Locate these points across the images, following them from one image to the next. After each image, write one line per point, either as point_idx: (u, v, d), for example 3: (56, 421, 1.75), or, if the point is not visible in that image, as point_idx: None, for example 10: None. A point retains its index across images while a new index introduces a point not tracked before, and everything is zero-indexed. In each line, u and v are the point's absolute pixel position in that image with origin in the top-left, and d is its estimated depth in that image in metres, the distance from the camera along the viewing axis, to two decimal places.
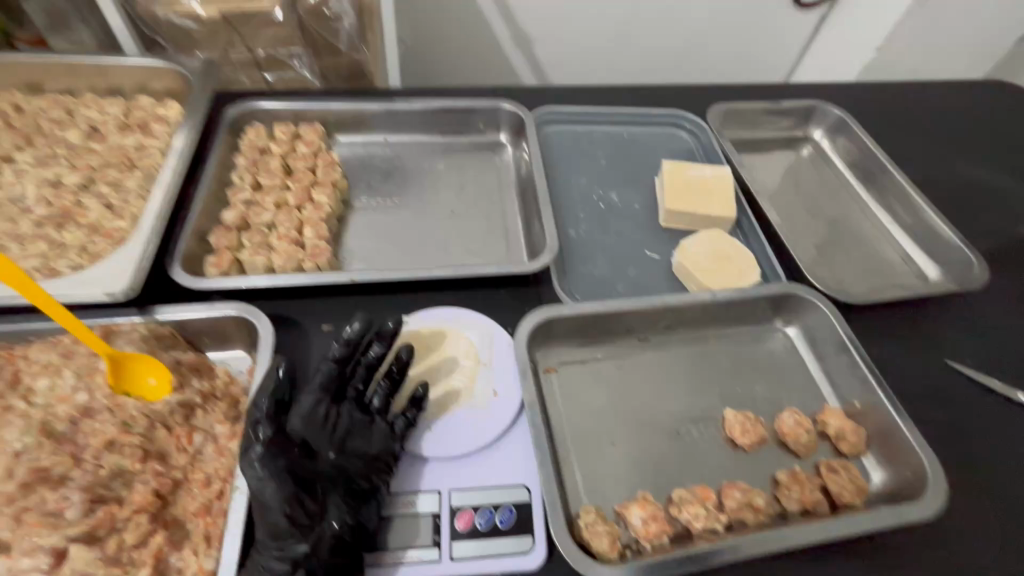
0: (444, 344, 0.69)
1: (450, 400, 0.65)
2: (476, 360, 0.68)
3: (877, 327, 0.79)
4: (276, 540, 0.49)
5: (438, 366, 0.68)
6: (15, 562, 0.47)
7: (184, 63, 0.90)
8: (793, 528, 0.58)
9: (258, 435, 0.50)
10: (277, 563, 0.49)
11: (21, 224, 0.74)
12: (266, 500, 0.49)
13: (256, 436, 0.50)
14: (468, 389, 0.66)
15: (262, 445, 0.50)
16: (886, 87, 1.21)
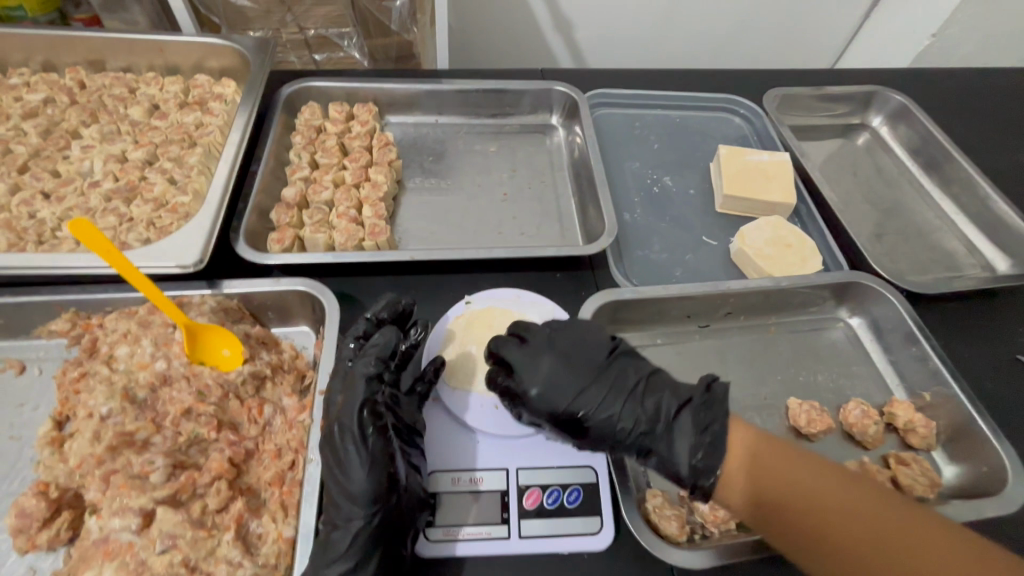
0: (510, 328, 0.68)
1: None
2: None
3: (946, 318, 0.76)
4: (354, 505, 0.49)
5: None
6: (106, 520, 0.48)
7: (240, 40, 0.90)
8: None
9: (363, 394, 0.54)
10: (355, 530, 0.48)
11: (91, 197, 0.75)
12: (352, 461, 0.51)
13: (361, 396, 0.54)
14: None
15: (368, 403, 0.54)
16: (948, 73, 1.16)
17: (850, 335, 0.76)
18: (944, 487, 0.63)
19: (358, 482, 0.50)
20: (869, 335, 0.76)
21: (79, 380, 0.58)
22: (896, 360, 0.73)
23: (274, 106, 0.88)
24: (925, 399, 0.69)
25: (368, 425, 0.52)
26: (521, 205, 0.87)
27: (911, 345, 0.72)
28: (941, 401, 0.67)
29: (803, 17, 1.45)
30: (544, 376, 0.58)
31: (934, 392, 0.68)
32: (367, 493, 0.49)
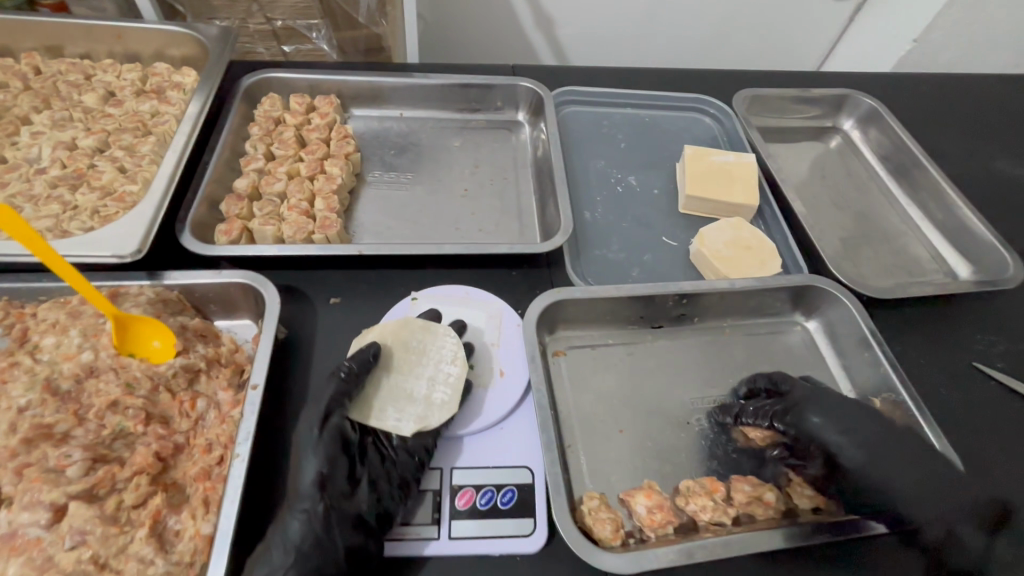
0: (428, 346, 0.62)
1: (432, 415, 0.57)
2: (465, 368, 0.61)
3: (903, 324, 0.76)
4: (302, 501, 0.49)
5: (419, 373, 0.60)
6: (15, 515, 0.47)
7: (202, 30, 0.89)
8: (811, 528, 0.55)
9: (331, 393, 0.55)
10: (298, 526, 0.48)
11: (35, 184, 0.74)
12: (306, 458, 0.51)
13: (329, 396, 0.55)
14: (454, 402, 0.58)
15: (327, 401, 0.54)
16: (923, 79, 1.15)
17: (817, 424, 0.58)
18: None
19: (303, 478, 0.50)
20: (835, 420, 0.58)
21: (4, 371, 0.55)
22: (871, 454, 0.56)
23: (232, 96, 0.86)
24: (903, 491, 0.55)
25: (327, 428, 0.53)
26: (481, 201, 0.85)
27: (884, 430, 0.57)
28: (922, 491, 0.55)
29: (785, 18, 1.44)
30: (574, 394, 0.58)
31: (918, 484, 0.55)
32: (309, 489, 0.50)
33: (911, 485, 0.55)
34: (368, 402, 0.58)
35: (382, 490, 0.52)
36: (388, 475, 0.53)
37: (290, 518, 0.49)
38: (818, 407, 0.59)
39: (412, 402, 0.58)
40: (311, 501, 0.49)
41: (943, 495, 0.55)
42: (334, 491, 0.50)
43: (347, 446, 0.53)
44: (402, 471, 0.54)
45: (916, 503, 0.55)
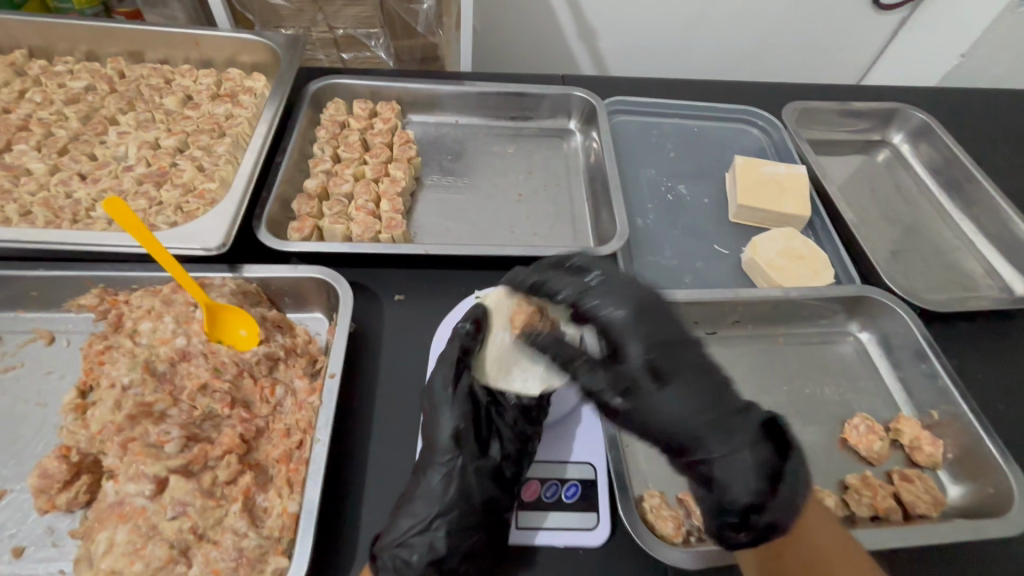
0: None
1: (556, 376, 0.57)
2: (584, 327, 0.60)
3: (960, 338, 0.76)
4: (441, 457, 0.53)
5: None
6: (122, 485, 0.51)
7: (272, 37, 0.93)
8: (882, 533, 0.56)
9: (457, 353, 0.57)
10: (438, 480, 0.52)
11: (124, 180, 0.79)
12: (441, 416, 0.54)
13: (455, 356, 0.57)
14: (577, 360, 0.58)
15: (456, 359, 0.57)
16: (974, 95, 1.15)
17: (623, 320, 0.48)
18: (949, 507, 0.62)
19: (442, 433, 0.53)
20: (640, 322, 0.47)
21: (102, 353, 0.61)
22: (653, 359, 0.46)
23: (301, 100, 0.90)
24: (672, 401, 0.46)
25: (462, 384, 0.56)
26: (535, 206, 0.88)
27: (692, 348, 0.48)
28: (691, 410, 0.46)
29: (830, 31, 1.44)
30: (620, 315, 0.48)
31: (696, 402, 0.46)
32: (454, 442, 0.53)
33: (682, 404, 0.46)
34: (495, 363, 0.59)
35: (512, 445, 0.56)
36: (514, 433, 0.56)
37: (433, 472, 0.52)
38: (634, 329, 0.47)
39: (537, 360, 0.58)
40: (450, 457, 0.53)
41: (715, 421, 0.46)
42: (471, 446, 0.53)
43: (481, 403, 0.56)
44: (524, 429, 0.57)
45: (681, 421, 0.46)
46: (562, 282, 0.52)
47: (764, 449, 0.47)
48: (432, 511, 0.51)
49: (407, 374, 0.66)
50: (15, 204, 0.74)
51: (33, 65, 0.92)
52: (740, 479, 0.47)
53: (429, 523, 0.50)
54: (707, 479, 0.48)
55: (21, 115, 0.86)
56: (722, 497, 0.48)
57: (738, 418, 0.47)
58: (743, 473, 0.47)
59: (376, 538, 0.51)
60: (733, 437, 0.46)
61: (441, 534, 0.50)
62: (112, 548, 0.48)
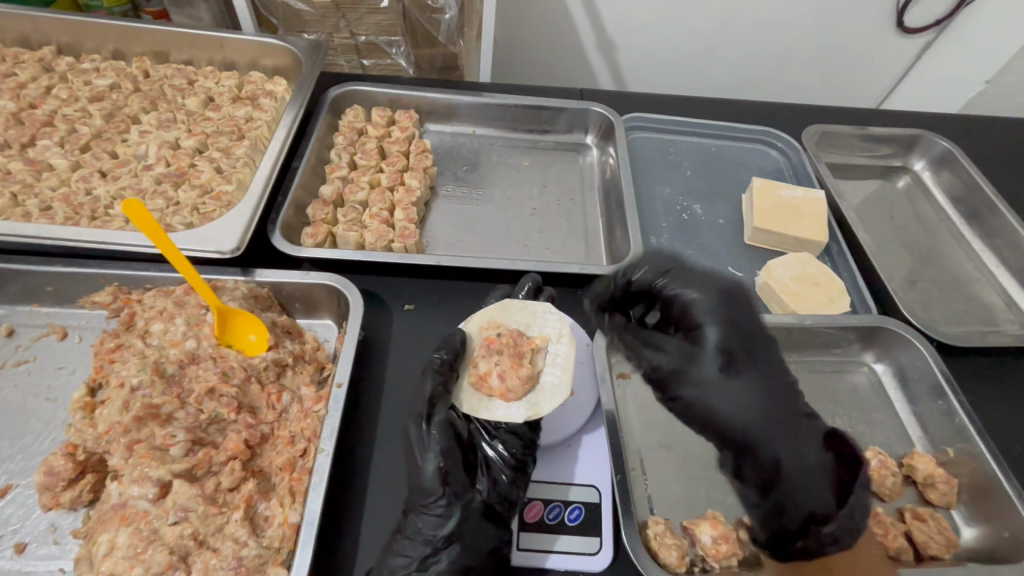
0: (531, 323, 0.65)
1: (542, 402, 0.59)
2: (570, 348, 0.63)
3: (979, 373, 0.74)
4: (426, 497, 0.52)
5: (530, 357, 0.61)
6: (126, 487, 0.51)
7: (294, 42, 0.94)
8: None
9: (431, 389, 0.57)
10: (428, 520, 0.51)
11: (143, 179, 0.80)
12: (423, 457, 0.53)
13: (429, 392, 0.57)
14: (563, 387, 0.60)
15: (428, 399, 0.56)
16: (998, 124, 1.13)
17: (702, 309, 0.65)
18: (962, 548, 0.61)
19: (425, 475, 0.53)
20: (716, 307, 0.65)
21: (113, 351, 0.62)
22: (729, 344, 0.64)
23: (320, 106, 0.91)
24: (737, 389, 0.62)
25: (438, 423, 0.55)
26: (549, 220, 0.88)
27: (763, 344, 0.65)
28: (755, 406, 0.61)
29: (852, 53, 1.43)
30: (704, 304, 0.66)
31: (753, 401, 0.61)
32: (438, 485, 0.52)
33: (739, 393, 0.61)
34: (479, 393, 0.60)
35: (500, 477, 0.55)
36: (500, 465, 0.55)
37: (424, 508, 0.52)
38: (715, 316, 0.65)
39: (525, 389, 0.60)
40: (437, 496, 0.52)
41: (785, 427, 0.61)
42: (456, 483, 0.53)
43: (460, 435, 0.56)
44: (512, 460, 0.56)
45: (744, 412, 0.60)
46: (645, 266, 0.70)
47: (811, 458, 0.60)
48: (426, 550, 0.50)
49: (412, 385, 0.66)
50: (37, 199, 0.75)
51: (61, 62, 0.94)
52: (806, 489, 0.59)
53: (424, 562, 0.50)
54: (766, 479, 0.59)
55: (47, 111, 0.87)
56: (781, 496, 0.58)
57: (795, 420, 0.62)
58: (806, 479, 0.59)
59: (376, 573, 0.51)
60: (799, 441, 0.61)
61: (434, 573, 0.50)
62: (112, 551, 0.48)
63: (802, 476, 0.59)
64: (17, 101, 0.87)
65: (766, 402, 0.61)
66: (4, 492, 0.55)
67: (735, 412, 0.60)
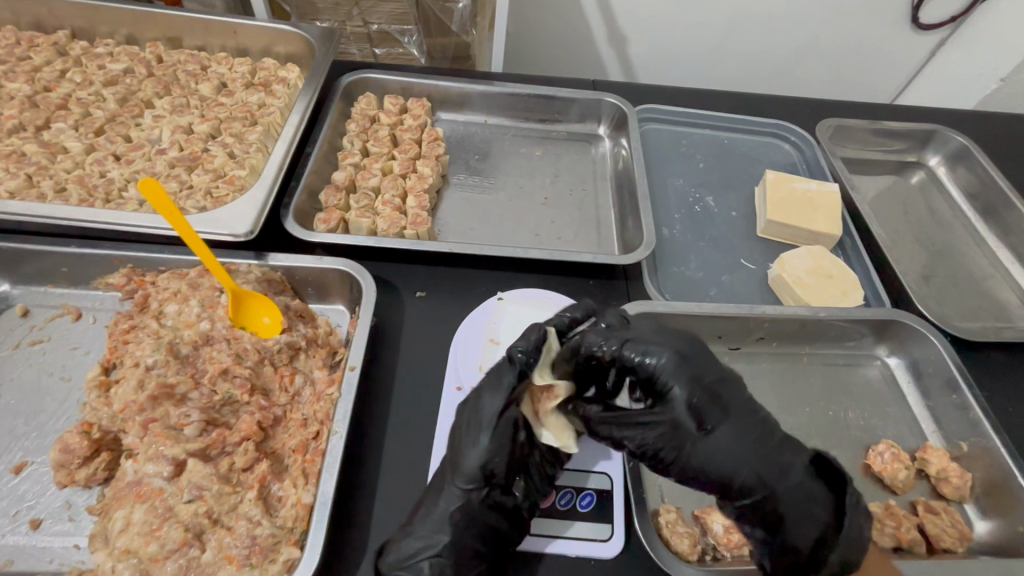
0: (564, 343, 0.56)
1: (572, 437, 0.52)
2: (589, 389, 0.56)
3: (993, 369, 0.73)
4: (464, 485, 0.51)
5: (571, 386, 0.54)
6: (141, 465, 0.51)
7: (308, 29, 0.93)
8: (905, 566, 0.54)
9: (508, 385, 0.53)
10: (454, 507, 0.51)
11: (157, 163, 0.80)
12: (474, 448, 0.52)
13: (506, 389, 0.53)
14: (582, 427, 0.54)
15: (508, 394, 0.53)
16: (1015, 121, 1.12)
17: (667, 367, 0.49)
18: (975, 542, 0.60)
19: (470, 466, 0.51)
20: (679, 365, 0.49)
21: (128, 332, 0.62)
22: (699, 402, 0.49)
23: (333, 93, 0.91)
24: (724, 439, 0.49)
25: (504, 421, 0.52)
26: (561, 209, 0.87)
27: (734, 384, 0.52)
28: (743, 453, 0.49)
29: (866, 49, 1.42)
30: (668, 366, 0.49)
31: (743, 450, 0.49)
32: (481, 477, 0.51)
33: (724, 444, 0.49)
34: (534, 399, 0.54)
35: (534, 484, 0.54)
36: (539, 469, 0.54)
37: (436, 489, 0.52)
38: (678, 374, 0.49)
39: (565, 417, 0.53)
40: (472, 488, 0.51)
41: (777, 466, 0.50)
42: (494, 483, 0.52)
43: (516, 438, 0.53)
44: (547, 469, 0.55)
45: (737, 461, 0.49)
46: (598, 338, 0.51)
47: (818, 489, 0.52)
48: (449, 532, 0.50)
49: (424, 370, 0.66)
50: (51, 181, 0.75)
51: (75, 46, 0.94)
52: (803, 512, 0.50)
53: (440, 546, 0.50)
54: (765, 519, 0.51)
55: (61, 94, 0.87)
56: (778, 530, 0.50)
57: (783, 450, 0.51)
58: (805, 508, 0.50)
59: (384, 554, 0.51)
60: (788, 472, 0.50)
61: (450, 558, 0.50)
62: (128, 527, 0.48)
63: (799, 511, 0.50)
64: (32, 84, 0.88)
65: (756, 453, 0.50)
66: (20, 469, 0.55)
67: (725, 470, 0.49)
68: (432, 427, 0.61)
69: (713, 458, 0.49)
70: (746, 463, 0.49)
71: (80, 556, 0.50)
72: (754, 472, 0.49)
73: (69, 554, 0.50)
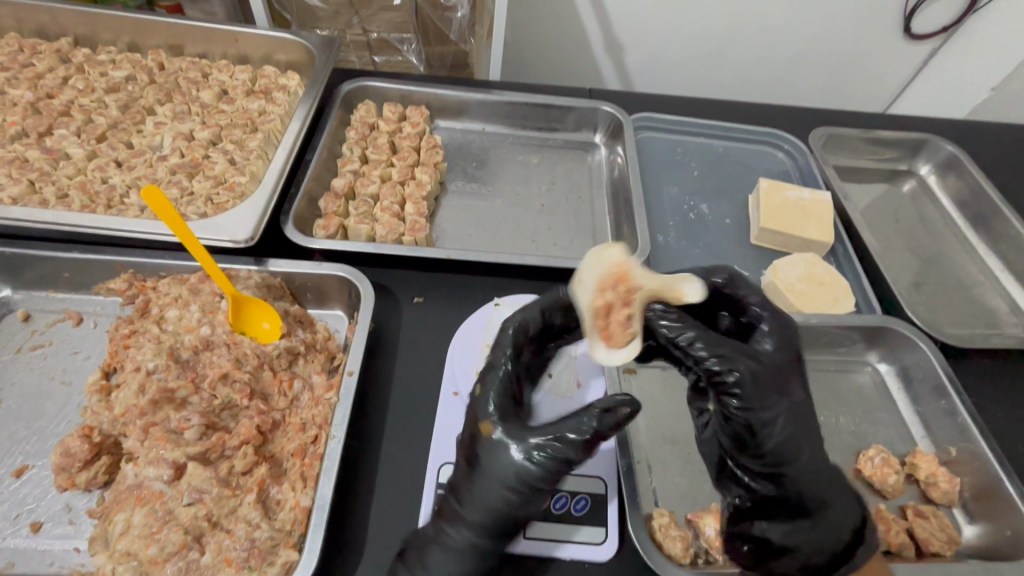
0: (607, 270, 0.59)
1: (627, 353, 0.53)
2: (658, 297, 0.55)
3: (982, 375, 0.75)
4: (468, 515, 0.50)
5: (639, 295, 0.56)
6: (142, 468, 0.52)
7: (308, 37, 0.95)
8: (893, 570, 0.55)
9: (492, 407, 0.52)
10: (462, 536, 0.50)
11: (158, 169, 0.81)
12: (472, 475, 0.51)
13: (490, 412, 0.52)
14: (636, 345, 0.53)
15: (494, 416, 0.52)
16: (1004, 131, 1.14)
17: (769, 332, 0.55)
18: (963, 546, 0.61)
19: (472, 496, 0.50)
20: (782, 335, 0.55)
21: (128, 337, 0.63)
22: (788, 369, 0.53)
23: (333, 101, 0.92)
24: (797, 407, 0.53)
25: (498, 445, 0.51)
26: (557, 216, 0.89)
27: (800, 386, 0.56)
28: (804, 430, 0.53)
29: (859, 59, 1.44)
30: (775, 329, 0.55)
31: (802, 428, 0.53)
32: (498, 526, 0.50)
33: (795, 420, 0.52)
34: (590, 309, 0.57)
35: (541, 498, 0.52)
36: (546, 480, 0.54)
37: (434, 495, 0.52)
38: (781, 339, 0.55)
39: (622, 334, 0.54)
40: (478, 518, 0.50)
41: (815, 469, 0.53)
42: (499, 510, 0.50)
43: (534, 482, 0.49)
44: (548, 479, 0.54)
45: (796, 435, 0.52)
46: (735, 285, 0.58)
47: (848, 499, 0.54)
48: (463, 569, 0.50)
49: (421, 375, 0.67)
50: (54, 187, 0.76)
51: (78, 53, 0.95)
52: (834, 512, 0.53)
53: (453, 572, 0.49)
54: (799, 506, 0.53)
55: (63, 101, 0.88)
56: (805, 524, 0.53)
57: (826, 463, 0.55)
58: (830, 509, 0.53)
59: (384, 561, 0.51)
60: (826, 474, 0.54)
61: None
62: (128, 530, 0.49)
63: (829, 508, 0.53)
64: (34, 90, 0.89)
65: (811, 438, 0.53)
66: (21, 472, 0.56)
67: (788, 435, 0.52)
68: (429, 431, 0.62)
69: (772, 411, 0.51)
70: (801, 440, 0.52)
71: (80, 559, 0.51)
72: (801, 453, 0.53)
73: (69, 557, 0.51)
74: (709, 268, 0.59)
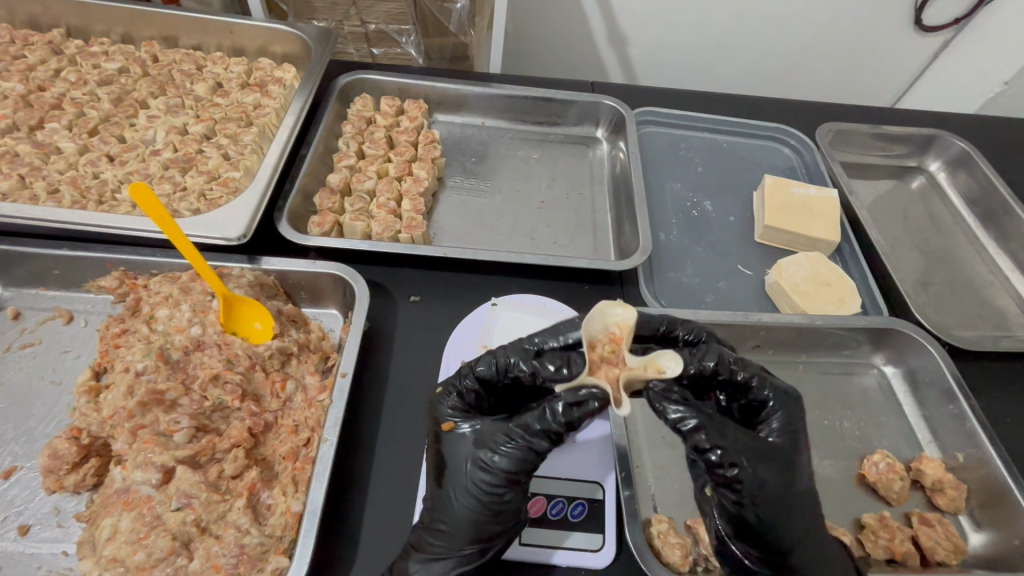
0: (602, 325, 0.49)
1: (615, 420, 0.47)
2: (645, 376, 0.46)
3: (991, 379, 0.73)
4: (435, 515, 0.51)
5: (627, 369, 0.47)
6: (129, 472, 0.51)
7: (304, 28, 0.93)
8: None
9: (449, 408, 0.53)
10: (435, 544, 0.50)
11: (151, 164, 0.79)
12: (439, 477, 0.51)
13: (444, 412, 0.53)
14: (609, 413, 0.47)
15: (451, 414, 0.53)
16: (1016, 126, 1.11)
17: (775, 412, 0.53)
18: (969, 554, 0.60)
19: (440, 497, 0.51)
20: (791, 409, 0.53)
21: (118, 336, 0.62)
22: (791, 446, 0.52)
23: (329, 94, 0.90)
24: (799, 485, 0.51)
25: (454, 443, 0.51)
26: (557, 213, 0.87)
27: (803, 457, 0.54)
28: (805, 505, 0.51)
29: (867, 52, 1.41)
30: (785, 408, 0.53)
31: (803, 505, 0.51)
32: (475, 531, 0.49)
33: (797, 497, 0.51)
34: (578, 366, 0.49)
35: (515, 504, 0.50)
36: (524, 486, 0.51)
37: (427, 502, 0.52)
38: (789, 415, 0.53)
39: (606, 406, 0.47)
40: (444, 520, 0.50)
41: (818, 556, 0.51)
42: (456, 511, 0.49)
43: (491, 478, 0.48)
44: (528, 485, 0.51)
45: (797, 513, 0.50)
46: (737, 361, 0.52)
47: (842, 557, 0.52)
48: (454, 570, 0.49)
49: (417, 377, 0.65)
50: (44, 182, 0.75)
51: (70, 45, 0.93)
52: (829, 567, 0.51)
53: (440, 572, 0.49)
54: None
55: (55, 94, 0.87)
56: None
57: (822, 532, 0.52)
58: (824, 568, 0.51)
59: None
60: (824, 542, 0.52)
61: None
62: (115, 536, 0.48)
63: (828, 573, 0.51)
64: (26, 83, 0.87)
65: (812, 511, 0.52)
66: (9, 474, 0.55)
67: (787, 516, 0.50)
68: (425, 434, 0.60)
69: (767, 498, 0.49)
70: (802, 520, 0.51)
71: (68, 563, 0.50)
72: (798, 528, 0.50)
73: (57, 561, 0.50)
74: (702, 348, 0.52)
